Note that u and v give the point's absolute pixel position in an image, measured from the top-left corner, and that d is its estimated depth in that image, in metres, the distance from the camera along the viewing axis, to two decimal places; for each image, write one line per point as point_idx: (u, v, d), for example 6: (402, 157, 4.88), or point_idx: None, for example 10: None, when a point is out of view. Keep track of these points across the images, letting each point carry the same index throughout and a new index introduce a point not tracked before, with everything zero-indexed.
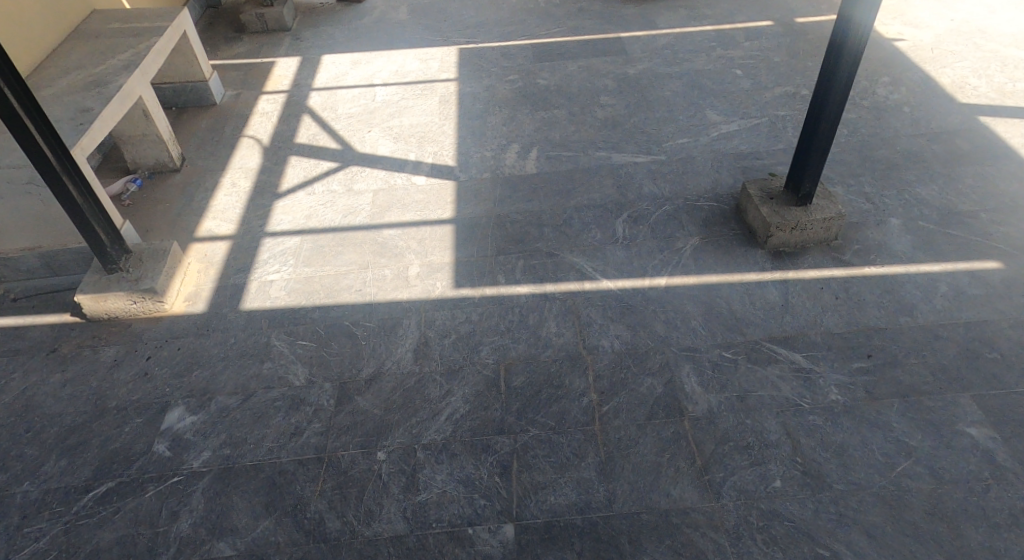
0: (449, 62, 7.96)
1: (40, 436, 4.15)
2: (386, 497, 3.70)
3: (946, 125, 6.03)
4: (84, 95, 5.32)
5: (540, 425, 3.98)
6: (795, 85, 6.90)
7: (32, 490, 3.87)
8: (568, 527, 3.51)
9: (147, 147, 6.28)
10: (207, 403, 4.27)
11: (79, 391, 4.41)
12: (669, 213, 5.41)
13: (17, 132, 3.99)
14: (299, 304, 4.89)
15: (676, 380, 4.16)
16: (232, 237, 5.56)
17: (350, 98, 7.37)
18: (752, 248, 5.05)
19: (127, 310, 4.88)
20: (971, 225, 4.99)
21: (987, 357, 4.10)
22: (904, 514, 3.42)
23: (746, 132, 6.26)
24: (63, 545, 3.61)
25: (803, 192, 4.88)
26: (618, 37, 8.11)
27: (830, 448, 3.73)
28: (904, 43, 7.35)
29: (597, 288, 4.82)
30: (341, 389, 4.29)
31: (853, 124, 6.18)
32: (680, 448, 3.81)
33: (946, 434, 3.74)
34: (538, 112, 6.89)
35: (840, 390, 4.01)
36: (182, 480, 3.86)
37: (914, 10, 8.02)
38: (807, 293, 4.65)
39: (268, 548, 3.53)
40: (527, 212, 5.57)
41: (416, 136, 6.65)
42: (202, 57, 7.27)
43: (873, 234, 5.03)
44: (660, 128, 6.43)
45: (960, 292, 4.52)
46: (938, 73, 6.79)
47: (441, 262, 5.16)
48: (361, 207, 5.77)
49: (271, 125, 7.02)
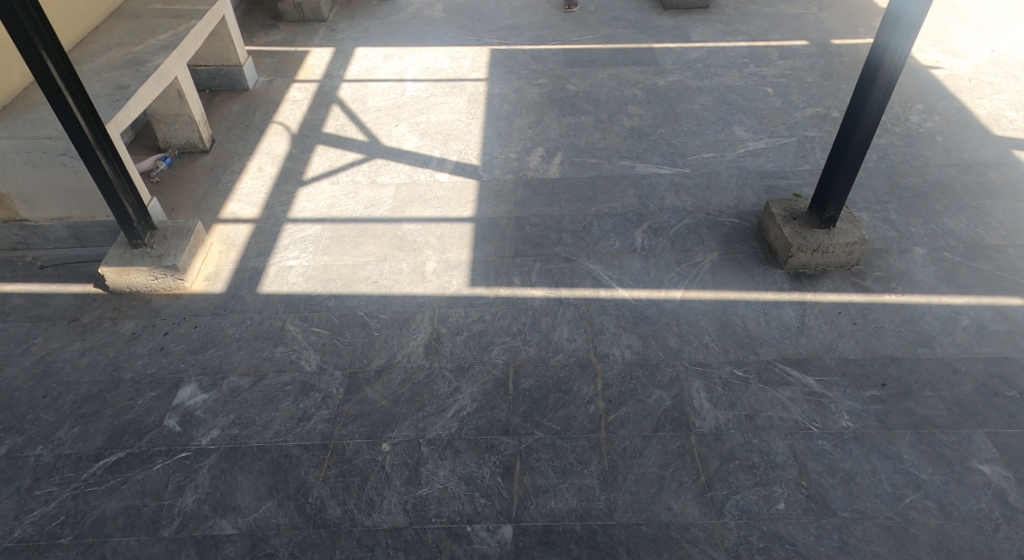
0: (480, 62, 8.00)
1: (57, 402, 4.24)
2: (388, 489, 3.73)
3: (979, 157, 5.94)
4: (123, 72, 5.43)
5: (545, 429, 3.99)
6: (827, 106, 6.83)
7: (45, 454, 3.95)
8: (566, 532, 3.51)
9: (179, 127, 6.39)
10: (219, 381, 4.33)
11: (97, 361, 4.50)
12: (689, 227, 5.40)
13: (56, 103, 4.09)
14: (316, 292, 4.95)
15: (685, 395, 4.14)
16: (255, 221, 5.64)
17: (381, 91, 7.45)
18: (772, 267, 5.01)
19: (147, 285, 4.97)
20: (997, 260, 4.91)
21: (1005, 395, 4.03)
22: (909, 546, 3.38)
23: (773, 151, 6.22)
24: (71, 510, 3.68)
25: (827, 214, 4.83)
26: (650, 48, 8.09)
27: (837, 474, 3.69)
28: (942, 71, 7.25)
29: (611, 296, 4.82)
30: (351, 377, 4.33)
31: (883, 149, 6.11)
32: (684, 462, 3.79)
33: (958, 470, 3.68)
34: (565, 117, 6.90)
35: (852, 417, 3.97)
36: (188, 456, 3.92)
37: (954, 39, 7.91)
38: (825, 317, 4.60)
39: (268, 530, 3.57)
40: (548, 216, 5.58)
41: (442, 133, 6.70)
42: (239, 42, 7.39)
43: (896, 261, 4.97)
44: (686, 141, 6.40)
45: (983, 328, 4.44)
46: (975, 103, 6.69)
47: (458, 259, 5.19)
48: (383, 200, 5.83)
49: (300, 113, 7.10)
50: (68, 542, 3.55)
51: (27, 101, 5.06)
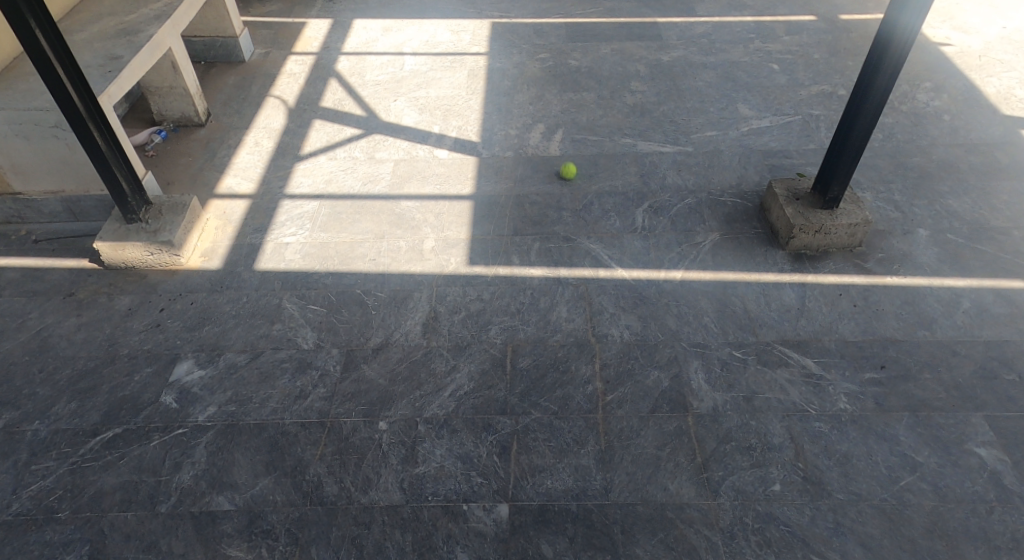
0: (480, 36, 7.85)
1: (53, 377, 4.23)
2: (385, 467, 3.73)
3: (986, 137, 5.84)
4: (115, 42, 5.31)
5: (542, 408, 3.98)
6: (833, 84, 6.71)
7: (42, 429, 3.95)
8: (561, 512, 3.52)
9: (174, 100, 6.29)
10: (216, 358, 4.32)
11: (93, 336, 4.48)
12: (690, 206, 5.34)
13: (46, 75, 4.00)
14: (313, 269, 4.90)
15: (683, 376, 4.12)
16: (251, 196, 5.57)
17: (379, 64, 7.31)
18: (773, 248, 4.96)
19: (143, 261, 4.93)
20: (1001, 242, 4.86)
21: (1005, 378, 4.01)
22: (904, 528, 3.39)
23: (778, 129, 6.13)
24: (68, 485, 3.69)
25: (830, 195, 4.76)
26: (654, 22, 7.93)
27: (834, 456, 3.69)
28: (951, 49, 7.11)
29: (611, 276, 4.78)
30: (349, 355, 4.31)
31: (889, 128, 6.02)
32: (681, 444, 3.78)
33: (954, 453, 3.68)
34: (567, 93, 6.78)
35: (849, 399, 3.95)
36: (186, 433, 3.92)
37: (964, 15, 7.74)
38: (826, 299, 4.57)
39: (265, 506, 3.58)
40: (548, 194, 5.52)
41: (442, 108, 6.59)
42: (235, 13, 7.24)
43: (899, 243, 4.91)
44: (689, 118, 6.30)
45: (984, 310, 4.41)
46: (984, 82, 6.57)
47: (457, 237, 5.14)
48: (382, 176, 5.76)
49: (297, 86, 6.98)
50: (66, 517, 3.56)
51: (18, 71, 4.96)
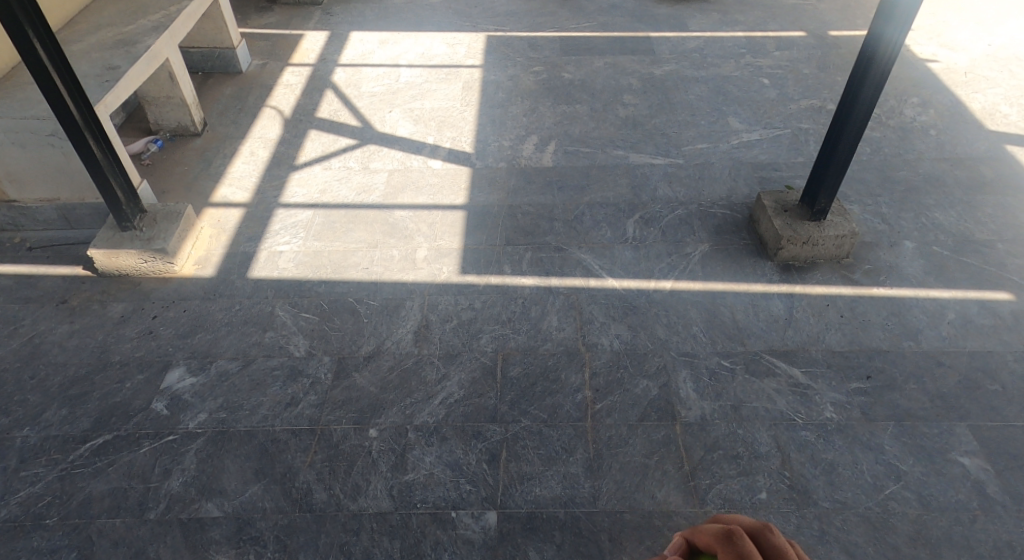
0: (475, 49, 7.94)
1: (44, 384, 4.24)
2: (374, 474, 3.75)
3: (972, 152, 5.94)
4: (112, 52, 5.37)
5: (532, 417, 4.00)
6: (822, 98, 6.81)
7: (32, 436, 3.95)
8: (549, 519, 3.54)
9: (170, 110, 6.35)
10: (208, 365, 4.34)
11: (85, 343, 4.49)
12: (680, 217, 5.40)
13: (43, 84, 4.05)
14: (305, 277, 4.94)
15: (672, 385, 4.15)
16: (246, 205, 5.61)
17: (375, 76, 7.39)
18: (762, 259, 5.02)
19: (137, 269, 4.95)
20: (986, 255, 4.93)
21: (988, 389, 4.06)
22: (887, 536, 3.42)
23: (767, 142, 6.22)
24: (57, 491, 3.69)
25: (818, 207, 4.82)
26: (647, 37, 8.05)
27: (819, 465, 3.72)
28: (938, 65, 7.23)
29: (601, 286, 4.83)
30: (339, 363, 4.34)
31: (876, 142, 6.11)
32: (668, 452, 3.81)
33: (938, 462, 3.72)
34: (560, 105, 6.87)
35: (836, 408, 3.99)
36: (176, 440, 3.93)
37: (951, 32, 7.89)
38: (813, 309, 4.62)
39: (254, 513, 3.59)
40: (539, 205, 5.57)
41: (436, 120, 6.66)
42: (232, 25, 7.32)
43: (886, 255, 4.98)
44: (681, 131, 6.39)
45: (969, 322, 4.46)
46: (970, 97, 6.68)
47: (449, 247, 5.18)
48: (375, 186, 5.81)
49: (293, 97, 7.05)
50: (54, 523, 3.56)
51: (14, 80, 5.01)
